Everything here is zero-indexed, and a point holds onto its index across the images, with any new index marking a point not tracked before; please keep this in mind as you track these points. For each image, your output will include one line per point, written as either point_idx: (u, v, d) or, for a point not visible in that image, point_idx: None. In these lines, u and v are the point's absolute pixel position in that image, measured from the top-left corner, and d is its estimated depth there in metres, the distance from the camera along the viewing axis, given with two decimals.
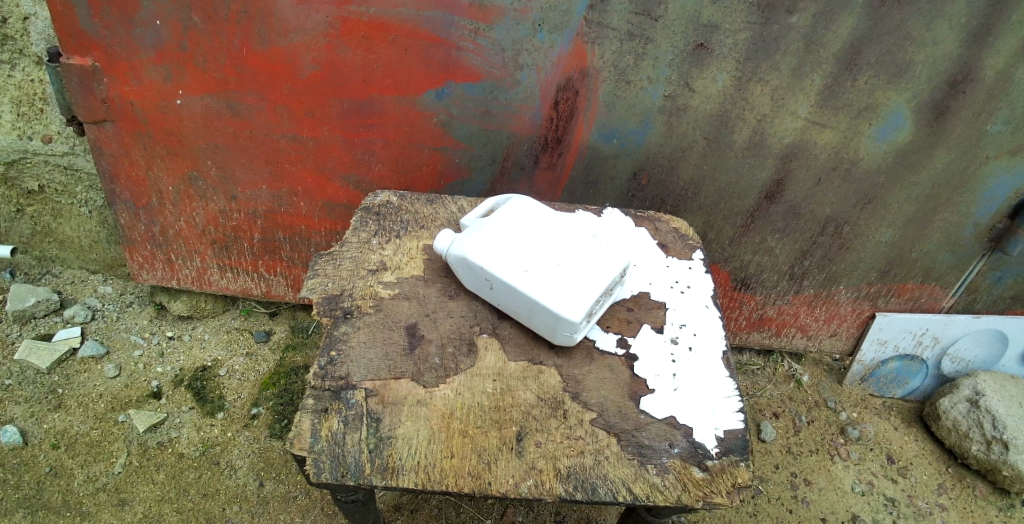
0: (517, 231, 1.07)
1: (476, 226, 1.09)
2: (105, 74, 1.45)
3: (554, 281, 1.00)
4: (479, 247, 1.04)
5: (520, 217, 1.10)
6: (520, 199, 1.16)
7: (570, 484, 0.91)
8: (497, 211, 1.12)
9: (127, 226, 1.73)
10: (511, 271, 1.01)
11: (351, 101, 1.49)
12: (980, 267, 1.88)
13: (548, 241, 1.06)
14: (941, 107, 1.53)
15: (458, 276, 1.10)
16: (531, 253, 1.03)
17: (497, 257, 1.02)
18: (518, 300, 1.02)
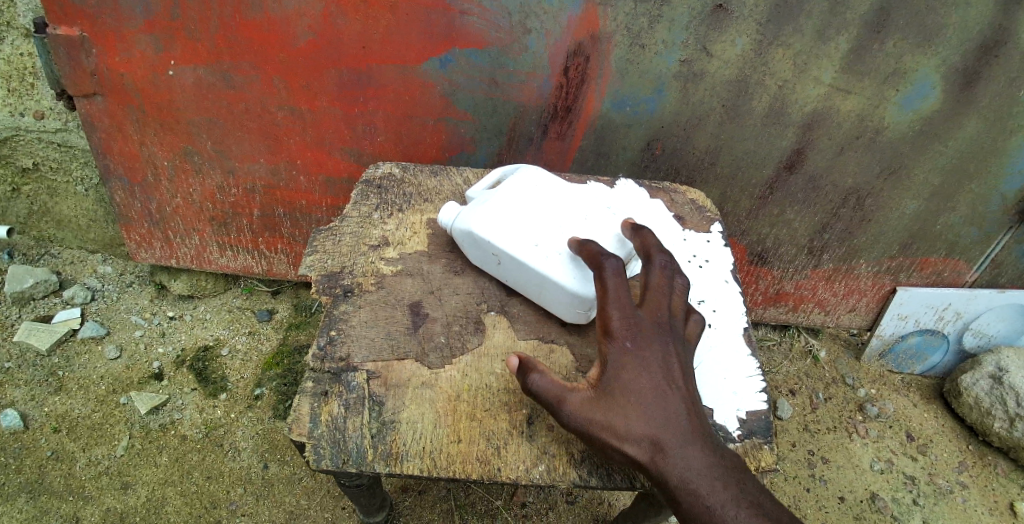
0: (527, 204, 1.01)
1: (483, 197, 1.03)
2: (93, 45, 1.39)
3: (566, 255, 0.94)
4: (487, 220, 0.98)
5: (529, 190, 1.04)
6: (529, 170, 1.10)
7: (584, 470, 0.86)
8: (503, 183, 1.06)
9: (122, 203, 1.68)
10: (520, 245, 0.96)
11: (350, 70, 1.42)
12: (1006, 240, 1.80)
13: (561, 215, 1.00)
14: (973, 72, 1.45)
15: (463, 251, 1.04)
16: (543, 227, 0.98)
17: (507, 231, 0.97)
18: (529, 276, 0.96)
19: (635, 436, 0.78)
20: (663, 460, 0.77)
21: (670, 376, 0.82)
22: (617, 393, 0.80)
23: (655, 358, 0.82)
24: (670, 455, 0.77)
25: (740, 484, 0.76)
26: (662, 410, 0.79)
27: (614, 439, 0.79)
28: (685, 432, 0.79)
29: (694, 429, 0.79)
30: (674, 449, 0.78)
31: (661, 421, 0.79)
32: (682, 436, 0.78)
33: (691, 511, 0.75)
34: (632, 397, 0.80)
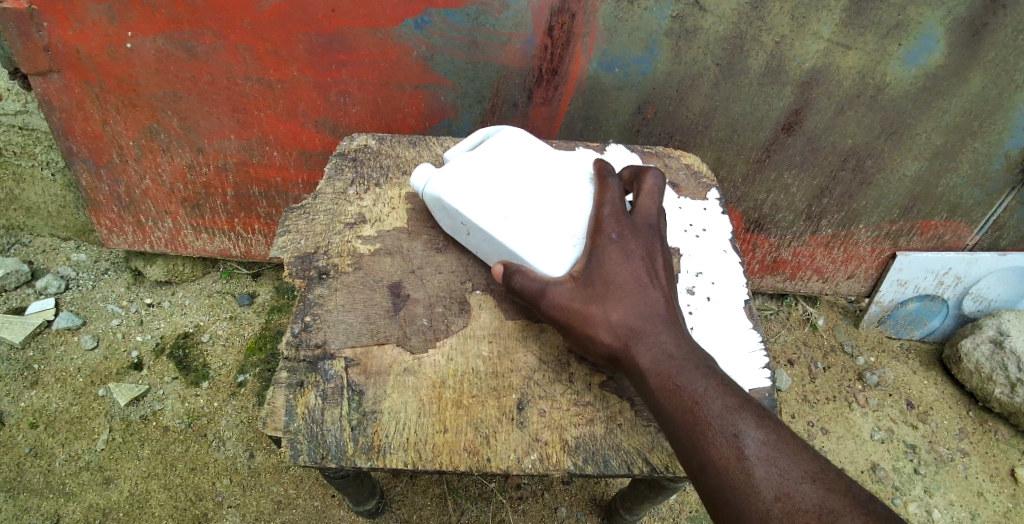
0: (504, 172, 0.95)
1: (459, 161, 0.96)
2: (43, 16, 1.29)
3: (536, 231, 0.88)
4: (458, 185, 0.92)
5: (511, 157, 0.98)
6: (516, 134, 1.03)
7: (579, 458, 0.81)
8: (484, 146, 0.99)
9: (89, 187, 1.59)
10: (489, 217, 0.89)
11: (320, 35, 1.34)
12: (1010, 200, 1.75)
13: (538, 187, 0.94)
14: (979, 23, 1.38)
15: (434, 217, 0.99)
16: (516, 198, 0.92)
17: (477, 199, 0.91)
18: (497, 250, 0.90)
19: (613, 320, 0.81)
20: (639, 345, 0.79)
21: (652, 274, 0.84)
22: (597, 281, 0.83)
23: (640, 251, 0.85)
24: (646, 340, 0.79)
25: (712, 368, 0.78)
26: (642, 299, 0.82)
27: (592, 325, 0.81)
28: (663, 321, 0.81)
29: (672, 324, 0.81)
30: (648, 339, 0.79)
31: (640, 310, 0.81)
32: (659, 323, 0.80)
33: (663, 393, 0.77)
34: (614, 285, 0.82)
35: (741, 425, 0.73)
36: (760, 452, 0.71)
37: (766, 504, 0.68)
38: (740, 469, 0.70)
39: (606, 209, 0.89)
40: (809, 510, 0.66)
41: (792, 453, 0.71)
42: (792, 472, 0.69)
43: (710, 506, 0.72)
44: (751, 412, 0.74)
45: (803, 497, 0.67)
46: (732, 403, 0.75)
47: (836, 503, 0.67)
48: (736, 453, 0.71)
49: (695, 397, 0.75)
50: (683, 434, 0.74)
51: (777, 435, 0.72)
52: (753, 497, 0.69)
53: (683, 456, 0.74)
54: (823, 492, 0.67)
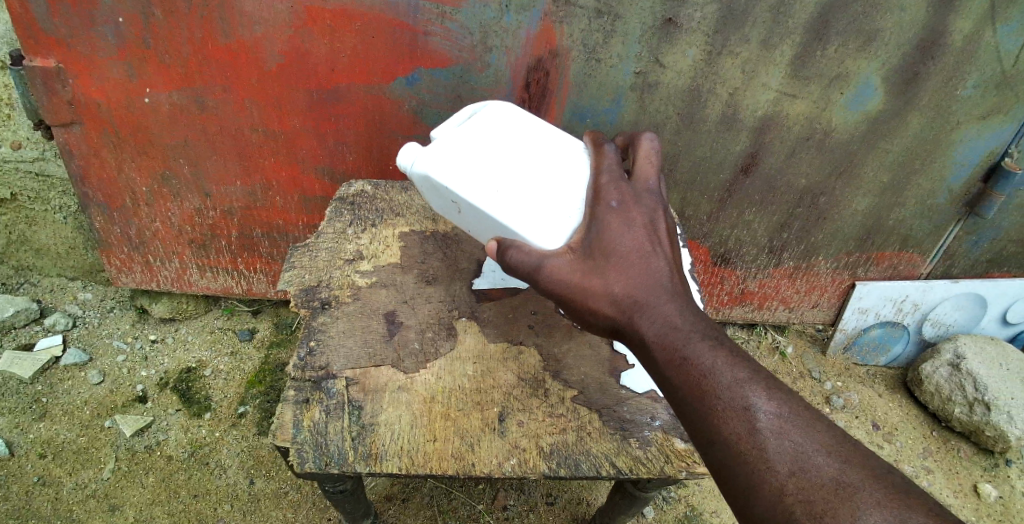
0: (493, 150, 0.99)
1: (445, 139, 1.00)
2: (68, 74, 1.43)
3: (525, 204, 0.94)
4: (449, 164, 0.96)
5: (497, 134, 1.02)
6: (498, 113, 1.06)
7: (554, 462, 0.91)
8: (468, 123, 1.04)
9: (102, 229, 1.71)
10: (479, 192, 0.94)
11: (320, 90, 1.48)
12: (957, 231, 1.90)
13: (524, 160, 0.99)
14: (912, 72, 1.55)
15: (423, 195, 1.03)
16: (506, 177, 0.96)
17: (468, 178, 0.95)
18: (486, 223, 0.96)
19: (616, 292, 0.83)
20: (643, 317, 0.82)
21: (653, 239, 0.88)
22: (597, 254, 0.86)
23: (638, 221, 0.89)
24: (649, 311, 0.82)
25: (719, 339, 0.80)
26: (643, 269, 0.84)
27: (594, 297, 0.84)
28: (666, 292, 0.83)
29: (675, 289, 0.84)
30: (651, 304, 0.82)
31: (642, 281, 0.83)
32: (663, 294, 0.83)
33: (670, 365, 0.79)
34: (614, 256, 0.85)
35: (752, 396, 0.74)
36: (772, 423, 0.72)
37: (782, 479, 0.69)
38: (753, 442, 0.72)
39: (603, 182, 0.95)
40: (826, 483, 0.67)
41: (804, 427, 0.72)
42: (806, 444, 0.70)
43: (722, 479, 0.73)
44: (763, 383, 0.75)
45: (818, 470, 0.68)
46: (742, 375, 0.76)
47: (852, 476, 0.68)
48: (748, 428, 0.72)
49: (703, 370, 0.76)
50: (692, 407, 0.76)
51: (788, 406, 0.73)
52: (768, 471, 0.70)
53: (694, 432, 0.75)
54: (838, 464, 0.69)
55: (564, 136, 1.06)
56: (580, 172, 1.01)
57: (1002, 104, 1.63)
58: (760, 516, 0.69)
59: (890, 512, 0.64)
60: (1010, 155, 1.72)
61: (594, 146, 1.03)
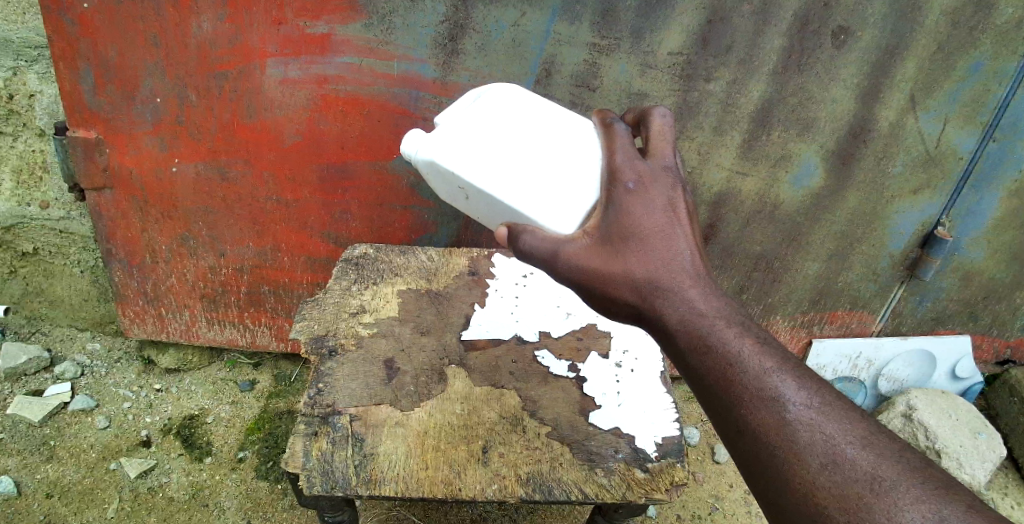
0: (499, 135, 1.02)
1: (450, 126, 1.04)
2: (107, 144, 1.62)
3: (529, 185, 0.97)
4: (454, 150, 1.01)
5: (502, 117, 1.05)
6: (503, 96, 1.09)
7: (529, 487, 1.05)
8: (473, 107, 1.08)
9: (120, 283, 1.85)
10: (483, 176, 0.98)
11: (330, 165, 1.68)
12: (902, 292, 2.10)
13: (527, 141, 1.02)
14: (847, 154, 1.78)
15: (433, 181, 1.09)
16: (512, 161, 0.99)
17: (473, 162, 0.99)
18: (493, 205, 1.00)
19: (635, 276, 0.79)
20: (663, 302, 0.77)
21: (672, 219, 0.82)
22: (615, 237, 0.82)
23: (657, 201, 0.83)
24: (671, 296, 0.77)
25: (746, 326, 0.76)
26: (663, 251, 0.79)
27: (612, 283, 0.81)
28: (689, 275, 0.78)
29: (697, 272, 0.79)
30: (673, 290, 0.77)
31: (662, 264, 0.79)
32: (683, 277, 0.78)
33: (694, 352, 0.75)
34: (631, 239, 0.81)
35: (782, 385, 0.70)
36: (803, 415, 0.68)
37: (813, 471, 0.66)
38: (782, 432, 0.68)
39: (617, 161, 0.87)
40: (859, 478, 0.64)
41: (837, 419, 0.68)
42: (838, 435, 0.67)
43: (748, 467, 0.70)
44: (792, 372, 0.71)
45: (852, 464, 0.65)
46: (770, 363, 0.72)
47: (888, 472, 0.64)
48: (777, 419, 0.69)
49: (730, 358, 0.73)
50: (718, 394, 0.73)
51: (819, 395, 0.69)
52: (799, 463, 0.66)
53: (721, 420, 0.73)
54: (872, 459, 0.65)
55: (572, 116, 1.07)
56: (591, 151, 0.99)
57: (929, 181, 1.86)
58: (787, 508, 0.67)
59: (928, 509, 0.60)
60: (942, 225, 1.94)
61: (604, 124, 0.95)
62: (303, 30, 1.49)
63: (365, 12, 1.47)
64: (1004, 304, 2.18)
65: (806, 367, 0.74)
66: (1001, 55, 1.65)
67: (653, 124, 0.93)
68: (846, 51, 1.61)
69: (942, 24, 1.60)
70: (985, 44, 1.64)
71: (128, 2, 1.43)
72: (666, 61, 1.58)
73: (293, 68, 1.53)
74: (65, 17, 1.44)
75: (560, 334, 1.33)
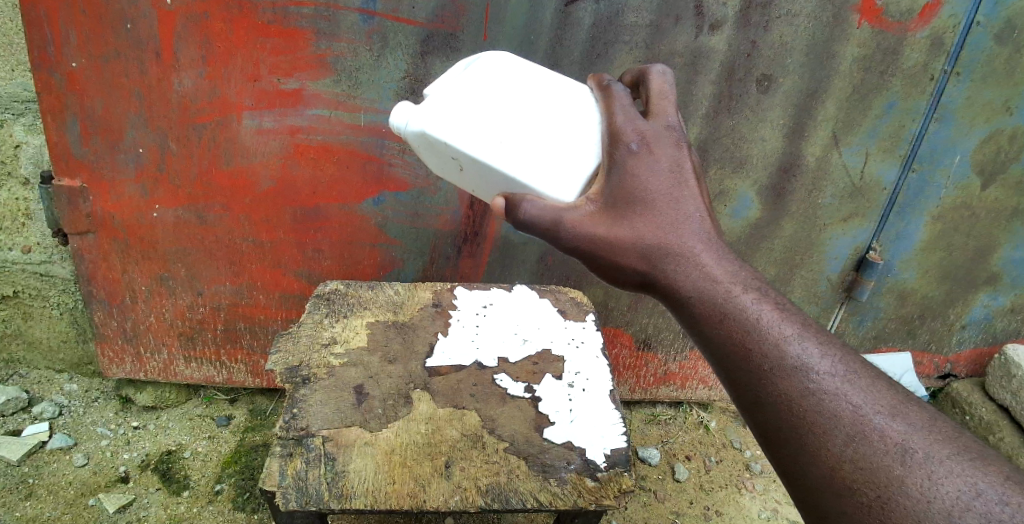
0: (493, 104, 1.06)
1: (443, 96, 1.06)
2: (90, 192, 1.72)
3: (527, 154, 1.00)
4: (447, 118, 1.04)
5: (495, 85, 1.08)
6: (493, 68, 1.12)
7: (489, 497, 1.16)
8: (465, 77, 1.10)
9: (100, 322, 1.93)
10: (481, 146, 1.01)
11: (303, 207, 1.80)
12: (842, 313, 2.26)
13: (522, 112, 1.05)
14: (779, 188, 1.95)
15: (424, 151, 1.10)
16: (507, 131, 1.03)
17: (470, 132, 1.02)
18: (490, 174, 1.02)
19: (645, 242, 0.83)
20: (680, 274, 0.81)
21: (680, 181, 0.86)
22: (621, 203, 0.86)
23: (662, 163, 0.87)
24: (686, 265, 0.81)
25: (762, 290, 0.80)
26: (672, 215, 0.84)
27: (620, 253, 0.84)
28: (701, 241, 0.82)
29: (706, 234, 0.83)
30: (687, 256, 0.81)
31: (672, 230, 0.83)
32: (696, 243, 0.82)
33: (714, 321, 0.79)
34: (643, 206, 0.84)
35: (803, 354, 0.76)
36: (827, 385, 0.74)
37: (839, 445, 0.71)
38: (806, 402, 0.73)
39: (620, 124, 0.92)
40: (889, 451, 0.69)
41: (863, 389, 0.73)
42: (865, 406, 0.72)
43: (769, 439, 0.77)
44: (814, 337, 0.77)
45: (881, 436, 0.70)
46: (790, 331, 0.77)
47: (919, 443, 0.69)
48: (801, 390, 0.74)
49: (748, 327, 0.77)
50: (737, 364, 0.78)
51: (843, 363, 0.75)
52: (825, 437, 0.72)
53: (740, 393, 0.78)
54: (902, 429, 0.70)
55: (566, 85, 1.12)
56: (586, 120, 1.04)
57: (857, 210, 2.03)
58: (813, 481, 0.73)
59: (962, 481, 0.66)
60: (873, 249, 2.10)
61: (602, 87, 1.02)
62: (277, 86, 1.62)
63: (333, 70, 1.62)
64: (938, 321, 2.34)
65: (824, 331, 0.79)
66: (910, 95, 1.84)
67: (654, 84, 1.00)
68: (770, 95, 1.79)
69: (854, 69, 1.78)
70: (895, 85, 1.82)
71: (115, 61, 1.56)
72: None
73: (268, 119, 1.66)
74: (54, 75, 1.56)
75: (517, 359, 1.44)
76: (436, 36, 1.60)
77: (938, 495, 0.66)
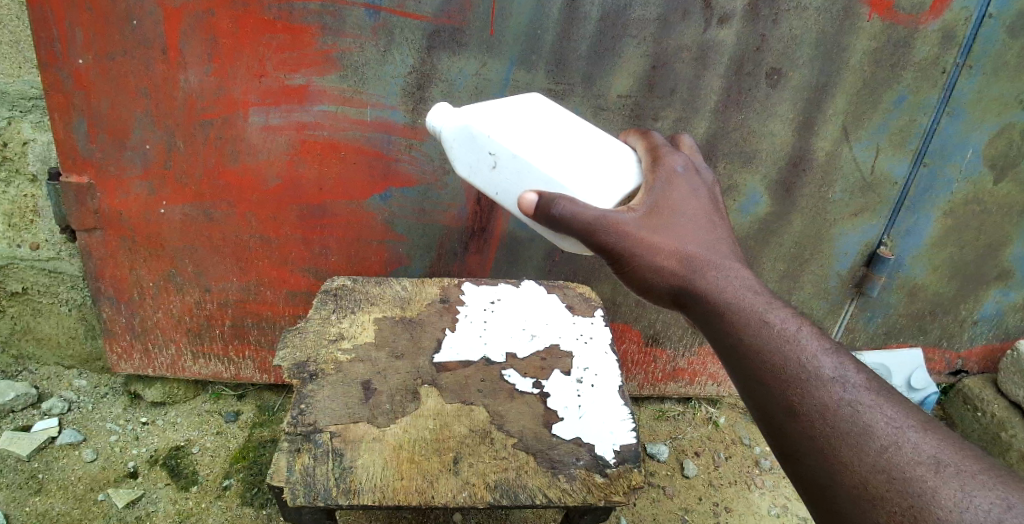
0: (545, 120, 1.15)
1: (492, 109, 1.14)
2: (98, 189, 1.72)
3: (566, 161, 1.05)
4: (490, 122, 1.10)
5: (534, 110, 1.17)
6: (537, 102, 1.22)
7: (497, 493, 1.15)
8: (513, 103, 1.19)
9: (109, 319, 1.93)
10: (522, 147, 1.06)
11: (309, 205, 1.79)
12: (853, 309, 2.24)
13: (563, 131, 1.12)
14: (789, 183, 1.93)
15: (461, 152, 1.14)
16: (547, 139, 1.09)
17: (514, 136, 1.08)
18: (525, 174, 1.05)
19: (686, 250, 0.90)
20: (722, 286, 0.88)
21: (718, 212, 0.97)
22: (663, 210, 0.94)
23: (701, 189, 0.99)
24: (727, 280, 0.89)
25: (797, 311, 0.88)
26: (712, 235, 0.93)
27: (661, 255, 0.90)
28: (741, 263, 0.91)
29: (741, 259, 0.92)
30: (725, 271, 0.89)
31: (712, 246, 0.91)
32: (735, 262, 0.91)
33: (754, 331, 0.85)
34: (684, 218, 0.93)
35: (839, 366, 0.82)
36: (860, 396, 0.79)
37: (872, 454, 0.75)
38: (841, 411, 0.78)
39: (664, 152, 1.04)
40: (923, 461, 0.73)
41: (896, 404, 0.79)
42: (898, 420, 0.77)
43: (800, 445, 0.80)
44: (848, 355, 0.84)
45: (914, 448, 0.74)
46: (827, 346, 0.84)
47: (950, 456, 0.73)
48: (836, 399, 0.79)
49: (784, 337, 0.84)
50: (773, 374, 0.83)
51: (876, 379, 0.81)
52: (860, 446, 0.76)
53: (773, 400, 0.82)
54: (934, 442, 0.74)
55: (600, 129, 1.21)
56: (622, 149, 1.11)
57: (868, 205, 2.00)
58: (846, 491, 0.75)
59: (996, 494, 0.68)
60: (884, 244, 2.08)
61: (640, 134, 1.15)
62: (283, 82, 1.62)
63: (339, 65, 1.61)
64: (950, 317, 2.31)
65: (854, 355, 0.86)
66: (922, 88, 1.81)
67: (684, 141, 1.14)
68: (780, 89, 1.77)
69: (865, 63, 1.76)
70: (906, 79, 1.80)
71: (121, 60, 1.56)
72: (617, 103, 1.74)
73: (274, 115, 1.66)
74: (61, 74, 1.56)
75: (525, 355, 1.43)
76: (442, 32, 1.59)
77: (972, 506, 0.68)
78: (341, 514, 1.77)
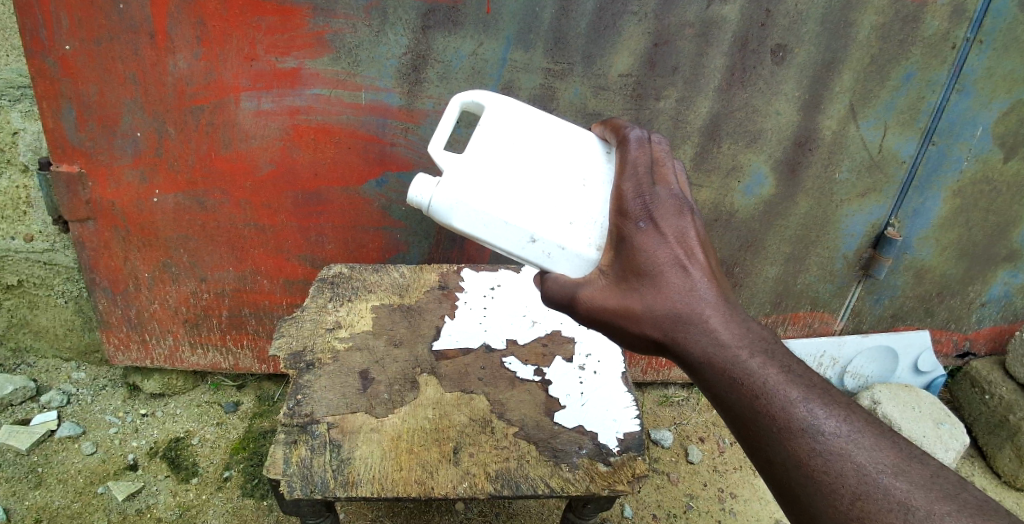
0: (516, 171, 1.06)
1: (462, 180, 1.04)
2: (89, 179, 1.68)
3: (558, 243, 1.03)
4: (464, 198, 1.03)
5: (488, 192, 1.03)
6: (497, 128, 1.09)
7: (498, 483, 1.12)
8: (474, 146, 1.07)
9: (104, 310, 1.91)
10: (513, 241, 1.03)
11: (304, 192, 1.76)
12: (859, 291, 2.20)
13: (539, 185, 1.05)
14: (794, 162, 1.89)
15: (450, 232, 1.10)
16: (528, 199, 1.04)
17: (500, 226, 1.03)
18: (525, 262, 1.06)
19: (654, 312, 0.81)
20: (686, 336, 0.79)
21: (689, 251, 0.84)
22: (630, 277, 0.85)
23: (669, 237, 0.85)
24: (694, 329, 0.79)
25: (771, 352, 0.78)
26: (680, 284, 0.81)
27: (633, 322, 0.83)
28: (710, 304, 0.80)
29: (716, 301, 0.80)
30: (695, 324, 0.79)
31: (681, 296, 0.81)
32: (705, 308, 0.80)
33: (723, 384, 0.77)
34: (648, 274, 0.83)
35: (812, 414, 0.73)
36: (833, 444, 0.71)
37: (845, 504, 0.69)
38: (813, 463, 0.71)
39: (626, 197, 0.90)
40: (892, 508, 0.67)
41: (870, 446, 0.71)
42: (868, 464, 0.70)
43: (784, 494, 0.74)
44: (820, 397, 0.74)
45: (883, 494, 0.68)
46: (797, 393, 0.75)
47: (919, 501, 0.67)
48: (807, 449, 0.72)
49: (757, 389, 0.75)
50: (747, 426, 0.76)
51: (849, 423, 0.72)
52: (831, 496, 0.70)
53: (752, 452, 0.77)
54: (905, 487, 0.68)
55: (566, 140, 1.11)
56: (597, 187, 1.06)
57: (875, 185, 1.96)
58: None
59: None
60: (891, 225, 2.04)
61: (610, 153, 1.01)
62: (274, 66, 1.58)
63: (332, 47, 1.57)
64: (957, 299, 2.28)
65: (831, 388, 0.76)
66: (931, 65, 1.76)
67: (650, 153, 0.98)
68: (785, 66, 1.72)
69: (873, 38, 1.71)
70: (915, 55, 1.74)
71: (108, 44, 1.51)
72: (617, 82, 1.69)
73: (266, 100, 1.62)
74: (47, 60, 1.52)
75: (526, 341, 1.41)
76: (437, 11, 1.54)
77: None
78: (341, 504, 1.76)
